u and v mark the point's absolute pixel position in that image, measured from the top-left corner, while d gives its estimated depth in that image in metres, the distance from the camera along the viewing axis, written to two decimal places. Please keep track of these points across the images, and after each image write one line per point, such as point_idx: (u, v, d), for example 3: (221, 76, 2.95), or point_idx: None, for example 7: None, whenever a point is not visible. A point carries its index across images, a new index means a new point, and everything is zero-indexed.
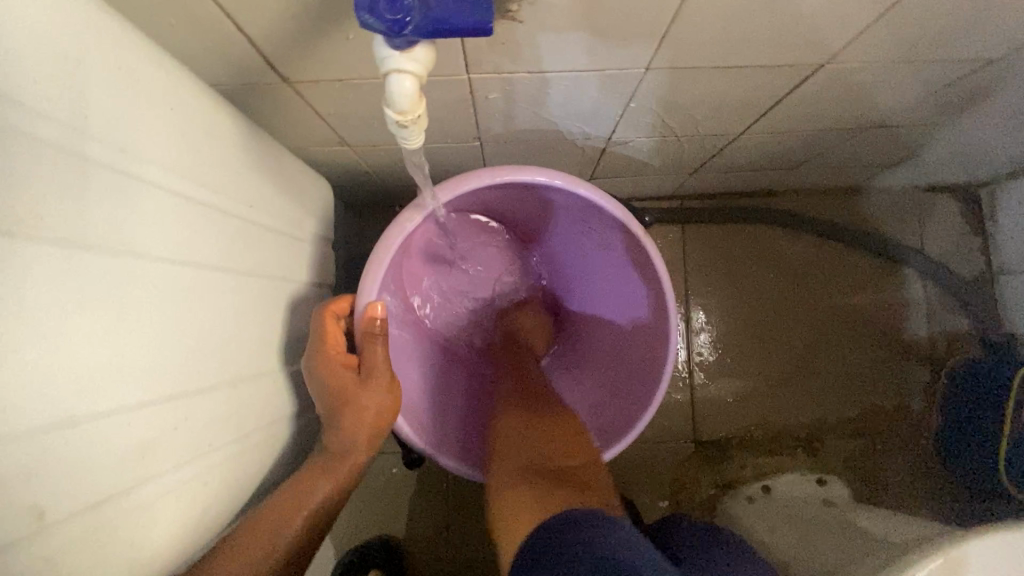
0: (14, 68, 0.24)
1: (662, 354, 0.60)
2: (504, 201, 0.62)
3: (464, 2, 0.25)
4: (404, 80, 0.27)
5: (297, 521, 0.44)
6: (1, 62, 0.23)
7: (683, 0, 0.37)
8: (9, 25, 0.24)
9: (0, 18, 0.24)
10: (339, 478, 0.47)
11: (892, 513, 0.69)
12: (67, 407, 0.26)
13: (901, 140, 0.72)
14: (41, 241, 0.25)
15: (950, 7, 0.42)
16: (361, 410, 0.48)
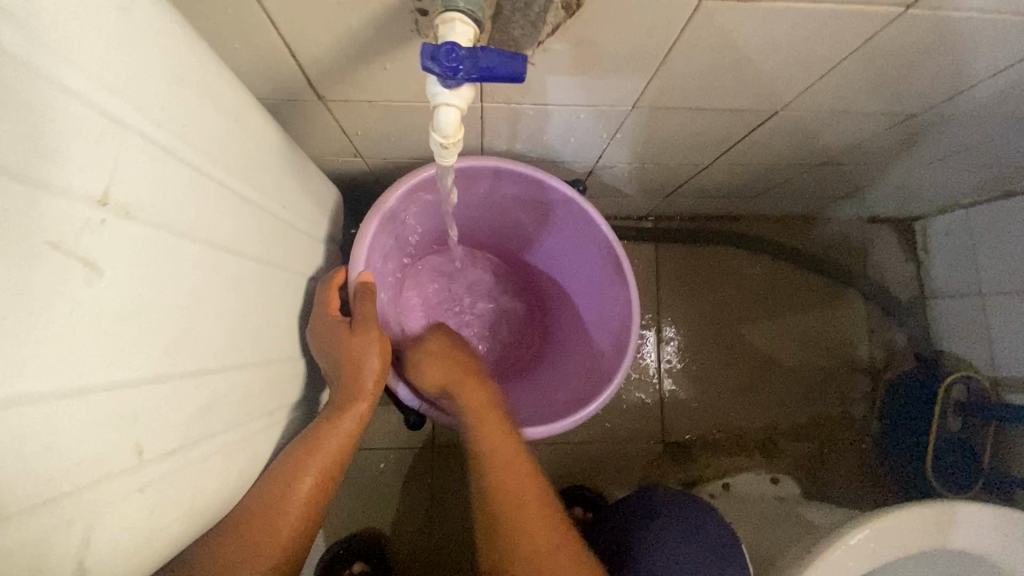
0: (144, 87, 0.30)
1: (627, 327, 0.66)
2: (482, 208, 0.72)
3: (504, 55, 0.33)
4: (451, 112, 0.34)
5: (314, 469, 0.48)
6: (138, 83, 0.29)
7: (666, 55, 0.46)
8: (145, 52, 0.30)
9: (141, 46, 0.30)
10: (347, 425, 0.51)
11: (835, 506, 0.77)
12: (159, 365, 0.31)
13: (848, 176, 0.82)
14: (149, 227, 0.30)
15: (878, 71, 0.51)
16: (359, 361, 0.52)
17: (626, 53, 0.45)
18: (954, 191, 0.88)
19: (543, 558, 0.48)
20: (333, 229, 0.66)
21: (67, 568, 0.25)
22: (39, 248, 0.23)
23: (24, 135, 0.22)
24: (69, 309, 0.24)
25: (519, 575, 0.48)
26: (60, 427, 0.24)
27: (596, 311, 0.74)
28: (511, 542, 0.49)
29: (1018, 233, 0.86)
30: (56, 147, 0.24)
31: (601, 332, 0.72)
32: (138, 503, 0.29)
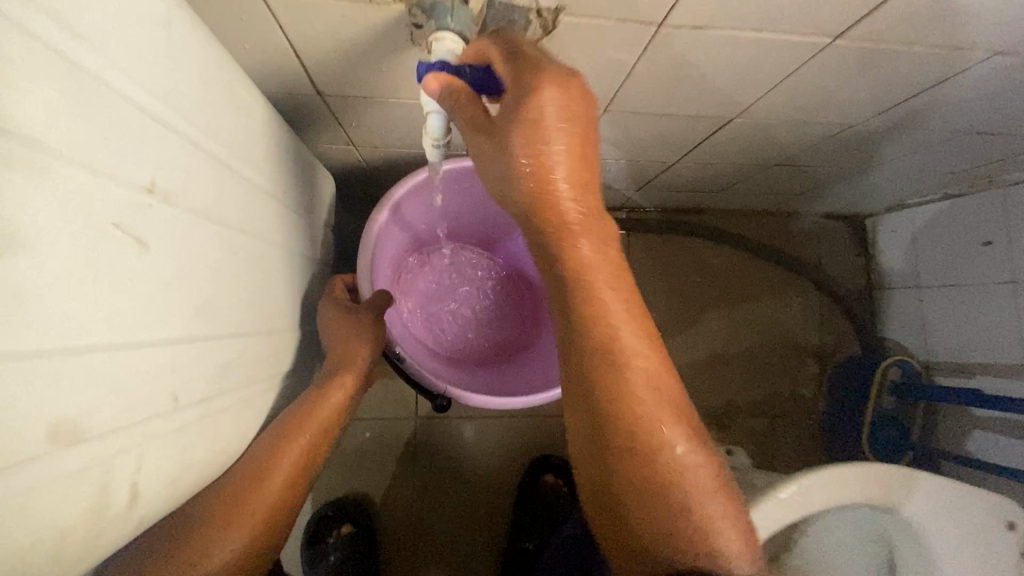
0: (180, 91, 0.35)
1: None
2: (478, 205, 0.78)
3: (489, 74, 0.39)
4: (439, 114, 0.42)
5: (301, 438, 0.52)
6: (177, 88, 0.35)
7: (629, 71, 0.52)
8: (182, 62, 0.35)
9: (179, 56, 0.35)
10: (336, 399, 0.57)
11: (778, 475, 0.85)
12: (189, 329, 0.37)
13: (802, 176, 0.90)
14: (183, 210, 0.35)
15: (817, 89, 0.58)
16: (354, 346, 0.59)
17: (595, 67, 0.50)
18: (898, 193, 0.97)
19: (687, 467, 0.44)
20: (324, 212, 0.72)
21: (126, 486, 0.31)
22: (109, 227, 0.28)
23: (98, 139, 0.27)
24: (128, 278, 0.30)
25: (664, 481, 0.43)
26: (122, 370, 0.30)
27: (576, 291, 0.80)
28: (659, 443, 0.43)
29: (952, 233, 0.95)
30: (120, 147, 0.29)
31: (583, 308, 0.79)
32: (173, 442, 0.35)
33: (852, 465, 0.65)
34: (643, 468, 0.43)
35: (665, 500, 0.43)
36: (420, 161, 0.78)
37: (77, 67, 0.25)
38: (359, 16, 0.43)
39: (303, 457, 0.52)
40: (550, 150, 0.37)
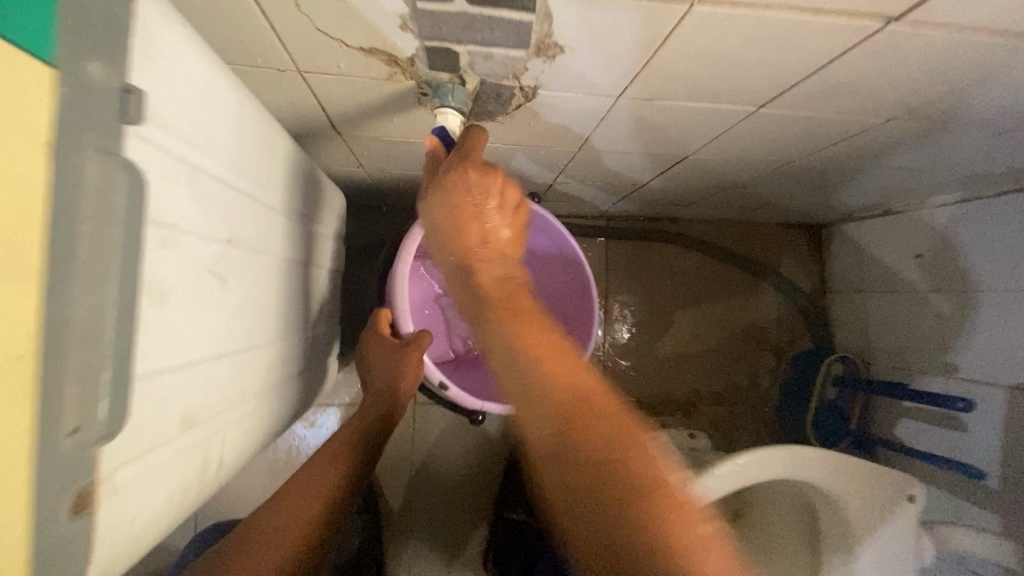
0: (244, 160, 0.46)
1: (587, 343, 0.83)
2: None
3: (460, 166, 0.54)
4: None
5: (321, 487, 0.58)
6: (242, 158, 0.46)
7: (596, 124, 0.63)
8: (245, 138, 0.46)
9: (244, 134, 0.46)
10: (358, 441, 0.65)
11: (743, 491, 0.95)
12: (249, 339, 0.48)
13: (759, 194, 1.01)
14: (246, 251, 0.47)
15: (754, 138, 0.69)
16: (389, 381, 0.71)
17: (569, 121, 0.62)
18: (846, 208, 1.09)
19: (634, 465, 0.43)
20: (334, 226, 0.82)
21: (212, 458, 0.43)
22: (210, 274, 0.39)
23: (208, 218, 0.38)
24: (219, 308, 0.41)
25: (614, 477, 0.42)
26: (215, 375, 0.41)
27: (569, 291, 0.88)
28: (604, 438, 0.44)
29: (891, 245, 1.08)
30: (217, 215, 0.40)
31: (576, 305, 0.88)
32: (239, 426, 0.47)
33: (780, 448, 0.78)
34: (598, 471, 0.43)
35: (614, 498, 0.42)
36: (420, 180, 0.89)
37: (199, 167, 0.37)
38: (375, 88, 0.53)
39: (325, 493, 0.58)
40: (486, 207, 0.50)
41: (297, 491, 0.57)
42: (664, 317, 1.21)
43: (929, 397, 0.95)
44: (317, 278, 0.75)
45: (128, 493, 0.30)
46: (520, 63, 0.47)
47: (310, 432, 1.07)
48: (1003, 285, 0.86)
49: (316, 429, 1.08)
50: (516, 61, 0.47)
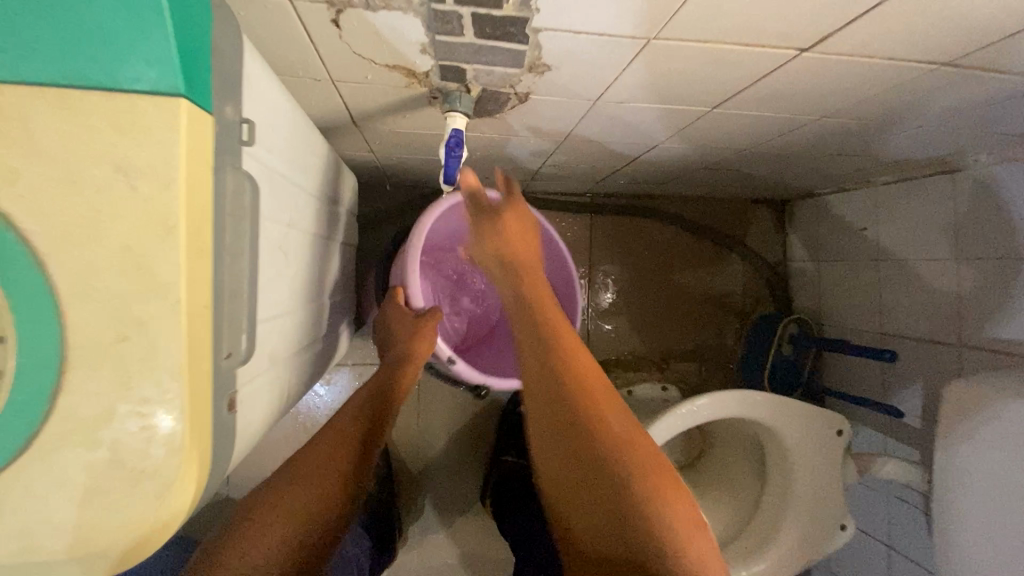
0: (299, 160, 0.58)
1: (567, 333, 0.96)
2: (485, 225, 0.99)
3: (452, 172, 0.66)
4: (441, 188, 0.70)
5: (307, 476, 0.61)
6: (297, 158, 0.57)
7: (579, 119, 0.74)
8: (299, 142, 0.58)
9: (297, 138, 0.58)
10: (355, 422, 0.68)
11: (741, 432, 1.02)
12: (303, 303, 0.61)
13: (725, 175, 1.14)
14: (301, 232, 0.59)
15: (713, 130, 0.81)
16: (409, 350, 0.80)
17: (556, 117, 0.73)
18: (803, 186, 1.22)
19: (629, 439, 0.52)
20: (349, 206, 0.94)
21: (283, 391, 0.56)
22: (282, 251, 0.52)
23: (281, 208, 0.50)
24: (288, 278, 0.54)
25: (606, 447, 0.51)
26: (285, 330, 0.54)
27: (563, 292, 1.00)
28: (609, 417, 0.53)
29: (841, 219, 1.21)
30: (286, 205, 0.52)
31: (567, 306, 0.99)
32: (296, 370, 0.60)
33: (734, 393, 0.92)
34: (592, 438, 0.52)
35: (609, 466, 0.50)
36: (424, 164, 1.00)
37: (275, 171, 0.48)
38: (394, 94, 0.64)
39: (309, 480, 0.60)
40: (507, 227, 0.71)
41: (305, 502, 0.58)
42: (643, 285, 1.35)
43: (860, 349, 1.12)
44: (338, 252, 0.87)
45: (248, 405, 0.43)
46: (514, 77, 0.58)
47: (327, 390, 1.21)
48: (928, 255, 1.01)
49: (332, 386, 1.21)
50: (511, 75, 0.58)
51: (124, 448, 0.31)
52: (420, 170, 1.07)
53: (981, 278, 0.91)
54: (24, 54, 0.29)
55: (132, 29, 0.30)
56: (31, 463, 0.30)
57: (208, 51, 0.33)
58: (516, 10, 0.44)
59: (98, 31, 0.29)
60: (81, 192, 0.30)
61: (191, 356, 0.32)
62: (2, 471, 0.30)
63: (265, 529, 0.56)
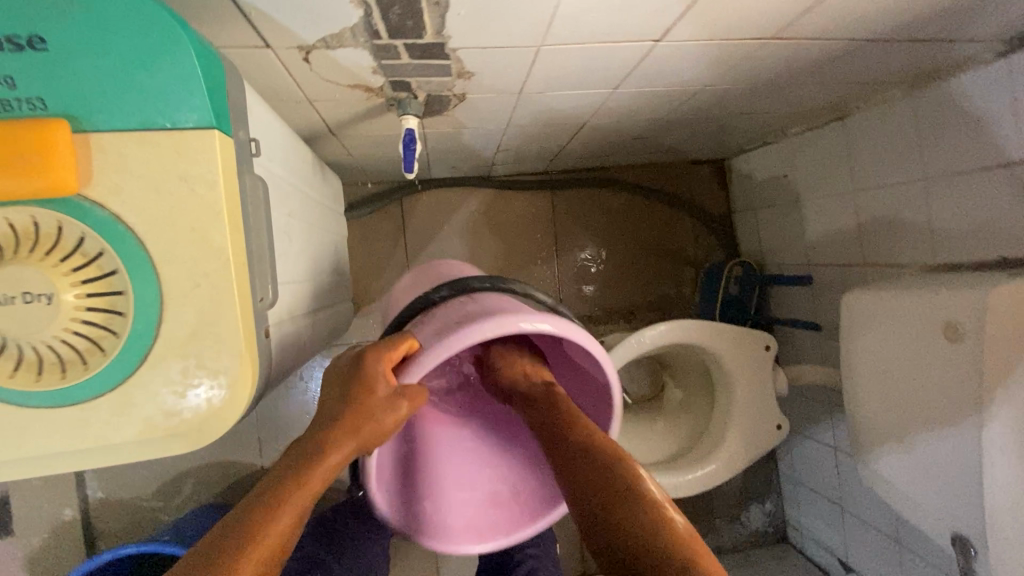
0: (290, 165, 0.75)
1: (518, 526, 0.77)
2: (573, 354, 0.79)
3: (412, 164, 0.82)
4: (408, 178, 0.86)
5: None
6: (288, 165, 0.75)
7: (513, 109, 0.91)
8: (288, 152, 0.76)
9: (286, 150, 0.75)
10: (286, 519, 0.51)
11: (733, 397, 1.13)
12: (308, 276, 0.79)
13: (660, 141, 1.30)
14: (299, 220, 0.77)
15: (627, 105, 0.97)
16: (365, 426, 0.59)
17: (493, 109, 0.90)
18: (732, 144, 1.39)
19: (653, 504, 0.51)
20: (335, 202, 1.11)
21: (301, 341, 0.74)
22: (288, 235, 0.70)
23: (281, 202, 0.68)
24: (294, 256, 0.72)
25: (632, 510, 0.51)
26: (297, 293, 0.72)
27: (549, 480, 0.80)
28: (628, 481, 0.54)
29: (768, 168, 1.38)
30: (285, 200, 0.70)
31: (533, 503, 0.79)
32: (309, 329, 0.78)
33: (676, 322, 1.10)
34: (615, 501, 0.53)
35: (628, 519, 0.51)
36: (396, 161, 1.16)
37: (273, 175, 0.66)
38: (359, 106, 0.81)
39: None
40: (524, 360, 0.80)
41: None
42: (605, 248, 1.52)
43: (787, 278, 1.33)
44: (333, 241, 1.04)
45: (277, 339, 0.61)
46: (449, 83, 0.75)
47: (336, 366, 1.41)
48: (836, 191, 1.17)
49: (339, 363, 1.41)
50: (446, 82, 0.75)
51: (206, 357, 0.49)
52: (395, 167, 1.24)
53: (875, 206, 1.08)
54: (114, 112, 0.46)
55: (180, 90, 0.47)
56: (148, 369, 0.49)
57: (224, 95, 0.51)
58: (434, 39, 0.61)
59: (157, 93, 0.47)
60: (159, 197, 0.47)
61: (240, 296, 0.50)
62: (137, 373, 0.49)
63: None
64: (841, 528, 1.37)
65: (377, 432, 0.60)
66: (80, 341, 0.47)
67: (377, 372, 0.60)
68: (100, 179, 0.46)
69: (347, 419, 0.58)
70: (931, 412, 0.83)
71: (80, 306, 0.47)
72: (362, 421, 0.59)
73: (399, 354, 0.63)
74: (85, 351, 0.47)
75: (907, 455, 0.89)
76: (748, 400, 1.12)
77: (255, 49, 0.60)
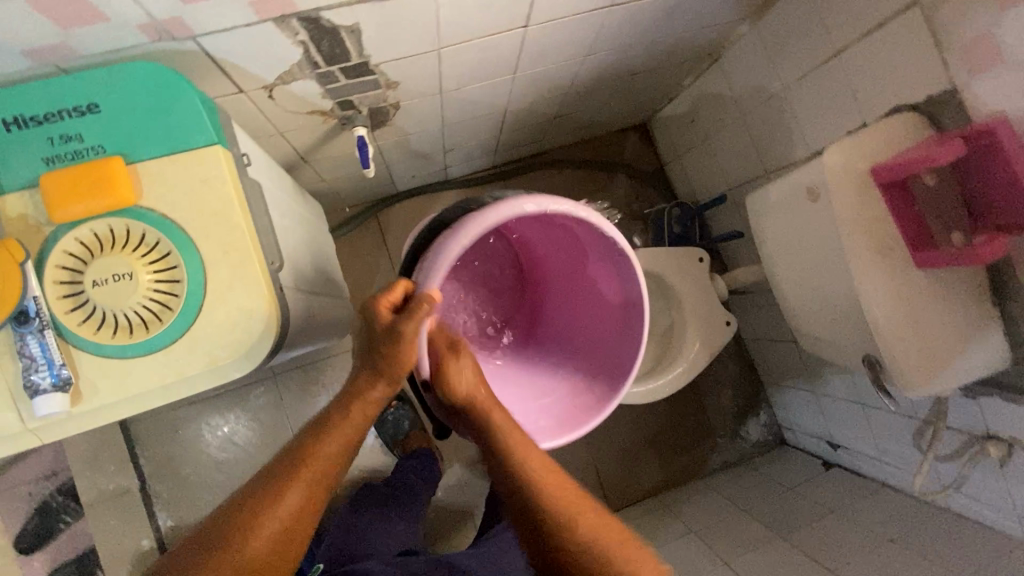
0: (277, 181, 0.97)
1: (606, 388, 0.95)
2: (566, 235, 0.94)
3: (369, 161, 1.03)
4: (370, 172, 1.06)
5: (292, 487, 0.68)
6: (276, 180, 0.97)
7: (442, 108, 1.14)
8: (273, 171, 0.98)
9: (271, 169, 0.97)
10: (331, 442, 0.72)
11: (686, 316, 1.32)
12: (308, 263, 1.00)
13: (581, 116, 1.53)
14: (292, 221, 0.98)
15: (534, 86, 1.20)
16: (393, 360, 0.72)
17: (426, 112, 1.12)
18: (644, 106, 1.61)
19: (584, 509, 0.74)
20: (321, 222, 1.34)
21: (310, 310, 0.95)
22: (285, 227, 0.91)
23: (276, 204, 0.90)
24: (294, 243, 0.93)
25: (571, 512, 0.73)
26: (301, 273, 0.93)
27: (606, 341, 0.98)
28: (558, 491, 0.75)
29: (679, 118, 1.60)
30: (278, 203, 0.92)
31: (601, 361, 0.98)
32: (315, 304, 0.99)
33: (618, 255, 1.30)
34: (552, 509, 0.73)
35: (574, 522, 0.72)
36: (364, 179, 1.39)
37: (266, 184, 0.88)
38: (320, 129, 1.03)
39: (294, 497, 0.67)
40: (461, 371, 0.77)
41: (289, 522, 0.67)
42: None
43: (708, 203, 1.56)
44: (325, 250, 1.26)
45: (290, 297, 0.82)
46: (382, 93, 0.97)
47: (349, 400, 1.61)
48: (731, 120, 1.38)
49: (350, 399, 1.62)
50: (379, 93, 0.97)
51: (242, 300, 0.70)
52: (365, 186, 1.47)
53: (759, 122, 1.29)
54: (149, 146, 0.68)
55: (190, 121, 0.69)
56: (203, 316, 0.69)
57: (219, 122, 0.73)
58: (360, 59, 0.83)
59: (175, 127, 0.68)
60: (189, 196, 0.69)
61: (258, 254, 0.71)
62: (197, 320, 0.69)
63: (254, 530, 0.65)
64: (821, 413, 1.53)
65: (392, 367, 0.73)
66: (155, 304, 0.68)
67: (380, 307, 0.72)
68: (148, 191, 0.68)
69: (370, 362, 0.73)
70: (815, 269, 1.03)
71: (151, 278, 0.67)
72: (383, 353, 0.72)
73: (395, 296, 0.74)
74: (159, 310, 0.68)
75: (817, 315, 1.08)
76: (698, 307, 1.31)
77: (233, 94, 0.83)
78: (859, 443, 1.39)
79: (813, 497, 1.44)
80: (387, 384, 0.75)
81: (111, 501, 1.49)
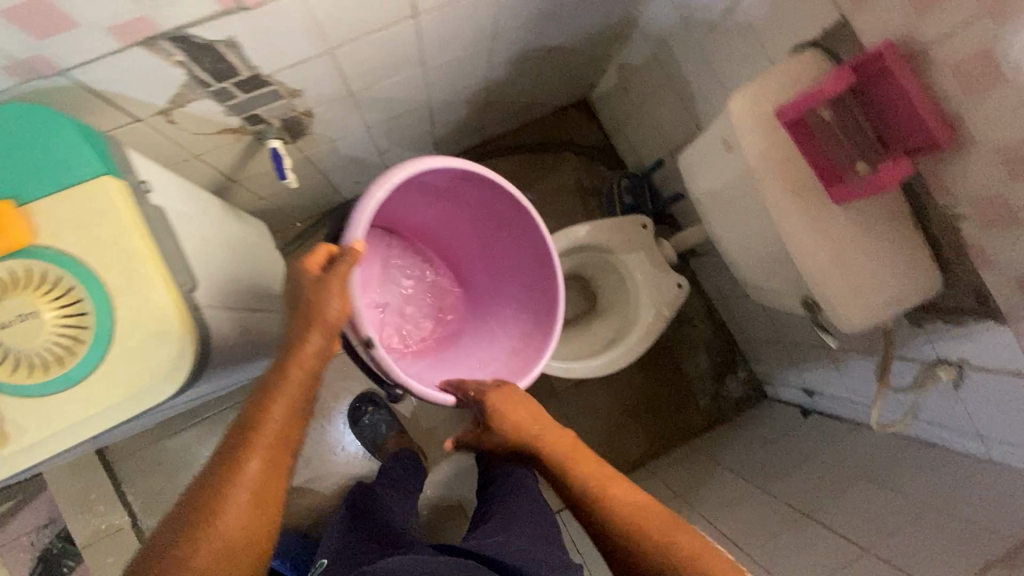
0: (195, 204, 0.98)
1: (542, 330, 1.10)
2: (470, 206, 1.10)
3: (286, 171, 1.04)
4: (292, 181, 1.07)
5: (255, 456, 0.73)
6: (194, 203, 0.98)
7: (359, 110, 1.14)
8: (191, 194, 0.98)
9: (188, 192, 0.98)
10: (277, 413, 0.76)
11: (637, 283, 1.32)
12: (239, 280, 1.01)
13: (514, 100, 1.52)
14: (217, 241, 0.99)
15: (450, 76, 1.20)
16: (324, 309, 0.79)
17: (344, 116, 1.13)
18: (578, 81, 1.61)
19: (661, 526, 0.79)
20: (264, 239, 1.34)
21: (243, 325, 0.95)
22: (204, 246, 0.92)
23: (192, 225, 0.91)
24: (217, 261, 0.94)
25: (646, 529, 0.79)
26: (228, 289, 0.94)
27: (534, 295, 1.13)
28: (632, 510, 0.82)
29: (614, 89, 1.60)
30: (196, 225, 0.93)
31: (533, 310, 1.13)
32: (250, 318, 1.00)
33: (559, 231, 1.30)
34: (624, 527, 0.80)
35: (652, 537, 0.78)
36: (303, 191, 1.39)
37: (177, 207, 0.89)
38: (235, 146, 1.04)
39: (255, 464, 0.72)
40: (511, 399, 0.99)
41: (257, 489, 0.71)
42: None
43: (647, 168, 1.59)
44: (269, 266, 1.27)
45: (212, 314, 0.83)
46: (287, 103, 0.97)
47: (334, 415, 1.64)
48: (659, 83, 1.38)
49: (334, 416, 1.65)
50: (285, 104, 0.97)
51: (152, 320, 0.71)
52: (308, 198, 1.47)
53: (684, 81, 1.29)
54: (36, 187, 0.69)
55: (73, 154, 0.70)
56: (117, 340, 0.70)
57: (108, 151, 0.74)
58: (249, 71, 0.84)
59: (59, 163, 0.69)
60: (84, 228, 0.70)
61: (163, 273, 0.72)
62: (113, 344, 0.70)
63: (223, 506, 0.68)
64: (793, 362, 1.53)
65: (325, 319, 0.79)
66: (68, 337, 0.69)
67: (309, 265, 0.80)
68: (42, 230, 0.69)
69: (304, 318, 0.79)
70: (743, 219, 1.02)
71: (59, 312, 0.69)
72: (316, 305, 0.79)
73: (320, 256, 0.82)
74: (73, 341, 0.69)
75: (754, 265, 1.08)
76: (647, 273, 1.32)
77: (128, 123, 0.83)
78: (830, 387, 1.39)
79: (792, 447, 1.44)
80: (320, 333, 0.79)
81: (103, 540, 1.50)
